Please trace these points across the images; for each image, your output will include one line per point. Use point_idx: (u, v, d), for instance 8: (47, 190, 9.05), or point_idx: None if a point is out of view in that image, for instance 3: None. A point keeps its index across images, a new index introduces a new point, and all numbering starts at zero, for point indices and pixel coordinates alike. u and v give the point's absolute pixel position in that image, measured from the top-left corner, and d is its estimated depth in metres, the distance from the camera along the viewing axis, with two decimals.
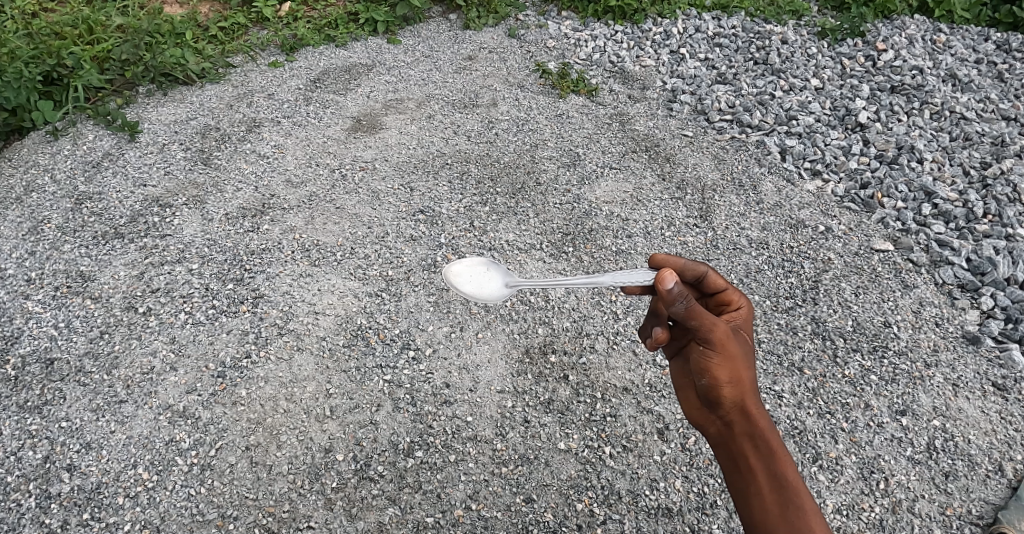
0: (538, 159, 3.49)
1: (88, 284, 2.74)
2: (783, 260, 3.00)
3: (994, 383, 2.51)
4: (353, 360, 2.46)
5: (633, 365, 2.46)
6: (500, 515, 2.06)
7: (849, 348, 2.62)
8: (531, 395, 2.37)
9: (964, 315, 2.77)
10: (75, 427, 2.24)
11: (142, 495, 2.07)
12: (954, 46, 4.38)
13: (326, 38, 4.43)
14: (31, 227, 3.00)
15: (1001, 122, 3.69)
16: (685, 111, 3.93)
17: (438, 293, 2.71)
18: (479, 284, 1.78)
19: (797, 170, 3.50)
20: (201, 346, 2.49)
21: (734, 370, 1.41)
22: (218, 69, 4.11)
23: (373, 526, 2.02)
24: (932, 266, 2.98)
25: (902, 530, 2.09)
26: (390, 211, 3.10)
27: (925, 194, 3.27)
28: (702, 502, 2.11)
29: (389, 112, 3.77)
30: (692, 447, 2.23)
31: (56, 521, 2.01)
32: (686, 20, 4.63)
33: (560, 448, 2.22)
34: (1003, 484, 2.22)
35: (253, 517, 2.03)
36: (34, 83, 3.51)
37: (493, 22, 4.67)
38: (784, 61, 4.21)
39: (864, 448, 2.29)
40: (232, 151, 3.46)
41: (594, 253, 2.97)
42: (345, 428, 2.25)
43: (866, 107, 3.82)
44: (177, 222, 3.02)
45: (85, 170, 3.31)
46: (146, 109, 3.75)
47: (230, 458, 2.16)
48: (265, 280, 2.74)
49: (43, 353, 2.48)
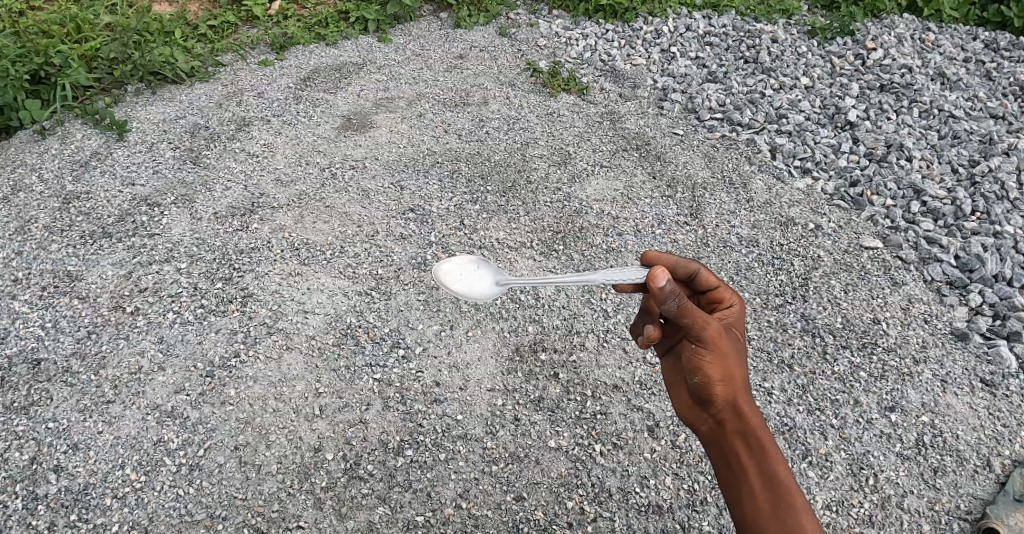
0: (529, 158, 3.49)
1: (76, 284, 2.71)
2: (773, 258, 3.01)
3: (982, 379, 2.53)
4: (342, 359, 2.45)
5: (623, 363, 2.47)
6: (490, 514, 2.05)
7: (838, 345, 2.63)
8: (522, 393, 2.36)
9: (953, 311, 2.79)
10: (62, 427, 2.22)
11: (130, 496, 2.05)
12: (942, 45, 4.40)
13: (316, 37, 4.41)
14: (18, 227, 2.97)
15: (989, 121, 3.71)
16: (675, 109, 3.94)
17: (429, 291, 2.70)
18: (470, 283, 1.79)
19: (787, 168, 3.51)
20: (189, 346, 2.47)
21: (726, 369, 1.40)
22: (207, 68, 4.08)
23: (363, 525, 2.01)
24: (921, 263, 2.99)
25: (892, 525, 2.10)
26: (380, 210, 3.09)
27: (914, 192, 3.29)
28: (692, 499, 2.10)
29: (379, 111, 3.76)
30: (682, 444, 2.23)
31: (43, 523, 1.99)
32: (676, 18, 4.64)
33: (550, 447, 2.22)
34: (992, 479, 2.23)
35: (241, 517, 2.01)
36: (21, 82, 3.47)
37: (484, 20, 4.66)
38: (773, 59, 4.23)
39: (853, 444, 2.30)
40: (222, 150, 3.44)
41: (584, 252, 2.97)
42: (335, 427, 2.24)
43: (855, 106, 3.84)
44: (166, 222, 3.00)
45: (73, 170, 3.29)
46: (136, 107, 3.73)
47: (219, 458, 2.15)
48: (255, 280, 2.73)
49: (31, 354, 2.46)
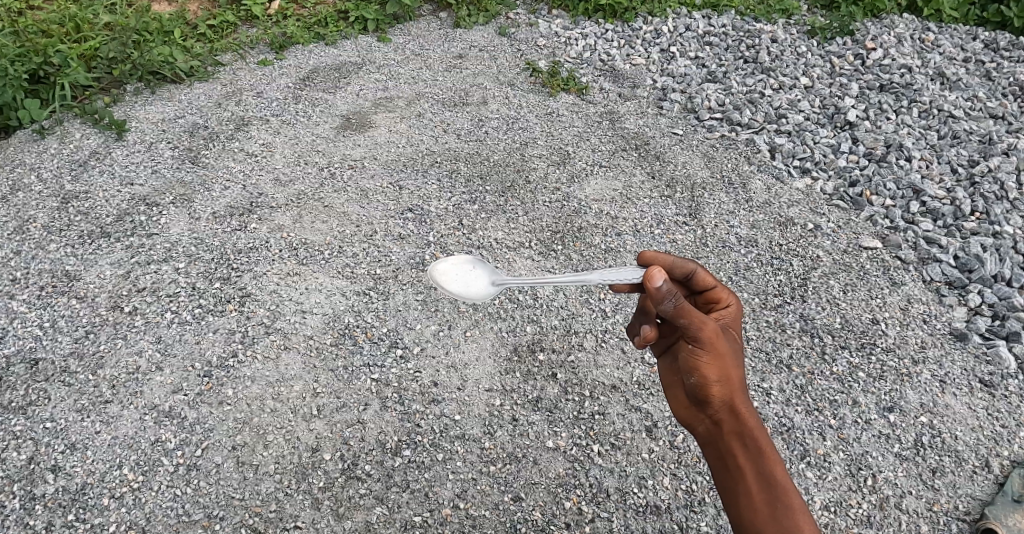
0: (529, 158, 3.49)
1: (74, 284, 2.71)
2: (772, 258, 3.01)
3: (981, 380, 2.52)
4: (340, 359, 2.45)
5: (622, 363, 2.47)
6: (488, 514, 2.05)
7: (837, 345, 2.63)
8: (520, 393, 2.36)
9: (952, 312, 2.79)
10: (60, 427, 2.22)
11: (127, 496, 2.05)
12: (942, 45, 4.40)
13: (315, 36, 4.41)
14: (17, 227, 2.97)
15: (988, 121, 3.71)
16: (675, 109, 3.94)
17: (427, 291, 2.70)
18: (467, 283, 1.78)
19: (786, 168, 3.51)
20: (187, 346, 2.47)
21: (722, 369, 1.40)
22: (207, 67, 4.07)
23: (361, 525, 2.01)
24: (920, 263, 2.99)
25: (890, 526, 2.09)
26: (379, 210, 3.09)
27: (914, 192, 3.29)
28: (690, 500, 2.10)
29: (379, 110, 3.76)
30: (680, 445, 2.23)
31: (41, 523, 1.99)
32: (676, 18, 4.64)
33: (548, 447, 2.22)
34: (991, 479, 2.23)
35: (239, 518, 2.01)
36: (19, 81, 3.46)
37: (483, 20, 4.66)
38: (773, 59, 4.23)
39: (852, 445, 2.29)
40: (221, 149, 3.44)
41: (583, 252, 2.96)
42: (333, 427, 2.24)
43: (855, 105, 3.84)
44: (165, 222, 3.00)
45: (72, 169, 3.28)
46: (135, 107, 3.73)
47: (217, 458, 2.14)
48: (253, 280, 2.73)
49: (29, 354, 2.45)
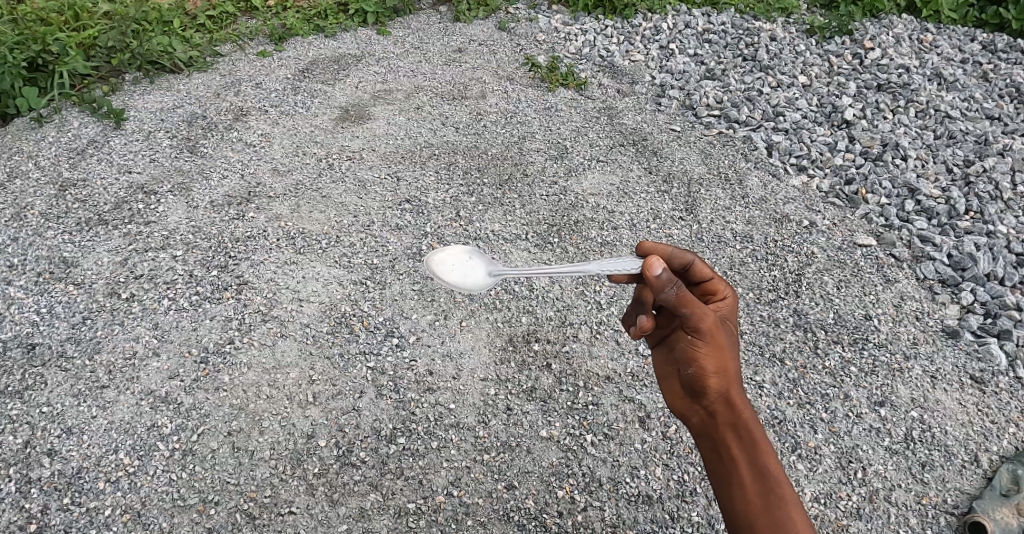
0: (527, 151, 3.50)
1: (71, 270, 2.72)
2: (767, 253, 3.03)
3: (972, 376, 2.55)
4: (336, 346, 2.46)
5: (616, 354, 2.48)
6: (481, 502, 2.06)
7: (829, 340, 2.65)
8: (515, 383, 2.38)
9: (944, 310, 2.81)
10: (56, 412, 2.23)
11: (123, 480, 2.06)
12: (940, 46, 4.42)
13: (314, 28, 4.42)
14: (14, 214, 2.97)
15: (984, 122, 3.73)
16: (673, 105, 3.94)
17: (423, 282, 2.72)
18: (463, 273, 1.79)
19: (783, 165, 3.53)
20: (184, 332, 2.48)
21: (721, 359, 1.39)
22: (206, 57, 4.09)
23: (354, 512, 2.02)
24: (913, 261, 3.02)
25: (880, 518, 2.11)
26: (376, 200, 3.09)
27: (908, 191, 3.32)
28: (682, 490, 2.12)
29: (377, 103, 3.76)
30: (673, 436, 2.25)
31: (36, 506, 1.99)
32: (676, 15, 4.65)
33: (542, 436, 2.23)
34: (979, 474, 2.25)
35: (234, 502, 2.02)
36: (18, 69, 3.48)
37: (483, 14, 4.67)
38: (772, 57, 4.24)
39: (843, 438, 2.32)
40: (219, 139, 3.44)
41: (580, 244, 2.98)
42: (328, 414, 2.26)
43: (852, 104, 3.86)
44: (162, 209, 3.01)
45: (69, 157, 3.29)
46: (133, 96, 3.73)
47: (212, 443, 2.16)
48: (251, 267, 2.74)
49: (25, 339, 2.46)
